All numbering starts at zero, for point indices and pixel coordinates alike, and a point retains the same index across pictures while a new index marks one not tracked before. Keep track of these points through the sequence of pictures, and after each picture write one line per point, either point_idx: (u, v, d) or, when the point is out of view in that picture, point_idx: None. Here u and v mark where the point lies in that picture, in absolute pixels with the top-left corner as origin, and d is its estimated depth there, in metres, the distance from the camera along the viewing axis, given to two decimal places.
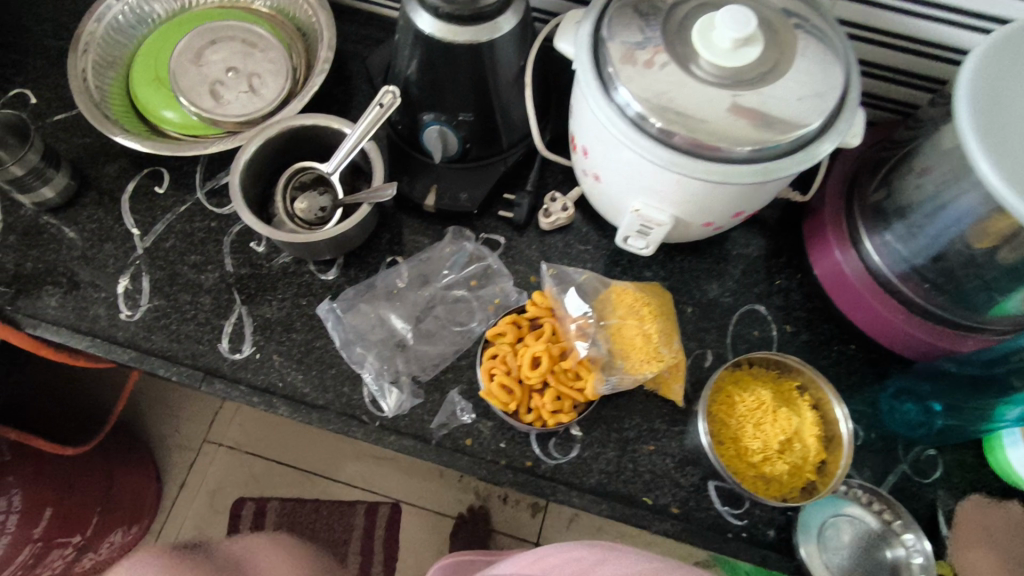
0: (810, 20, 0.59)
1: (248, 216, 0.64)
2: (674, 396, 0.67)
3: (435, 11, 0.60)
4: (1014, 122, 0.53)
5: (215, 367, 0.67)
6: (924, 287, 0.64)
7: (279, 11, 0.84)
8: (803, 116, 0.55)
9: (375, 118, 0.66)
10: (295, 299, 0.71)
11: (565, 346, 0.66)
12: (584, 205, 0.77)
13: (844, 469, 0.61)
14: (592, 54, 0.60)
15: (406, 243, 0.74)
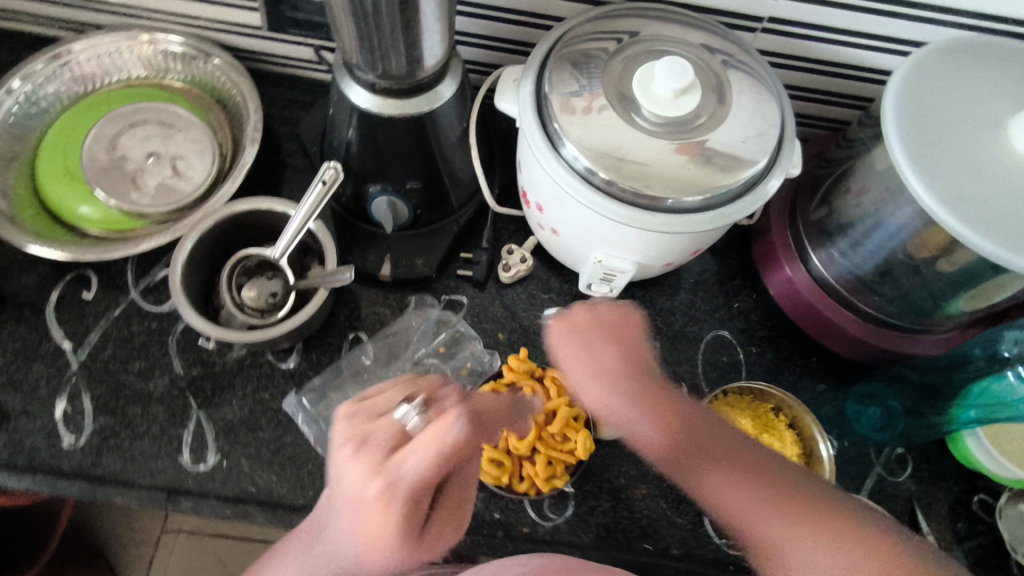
0: (739, 57, 0.61)
1: (198, 319, 0.60)
2: None
3: (371, 86, 0.58)
4: (941, 143, 0.56)
5: (179, 483, 0.63)
6: (870, 297, 0.68)
7: (194, 83, 0.79)
8: (749, 157, 0.57)
9: (319, 197, 0.63)
10: (257, 395, 0.67)
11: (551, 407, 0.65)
12: (541, 252, 0.76)
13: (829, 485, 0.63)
14: (536, 112, 0.59)
15: (366, 317, 0.71)
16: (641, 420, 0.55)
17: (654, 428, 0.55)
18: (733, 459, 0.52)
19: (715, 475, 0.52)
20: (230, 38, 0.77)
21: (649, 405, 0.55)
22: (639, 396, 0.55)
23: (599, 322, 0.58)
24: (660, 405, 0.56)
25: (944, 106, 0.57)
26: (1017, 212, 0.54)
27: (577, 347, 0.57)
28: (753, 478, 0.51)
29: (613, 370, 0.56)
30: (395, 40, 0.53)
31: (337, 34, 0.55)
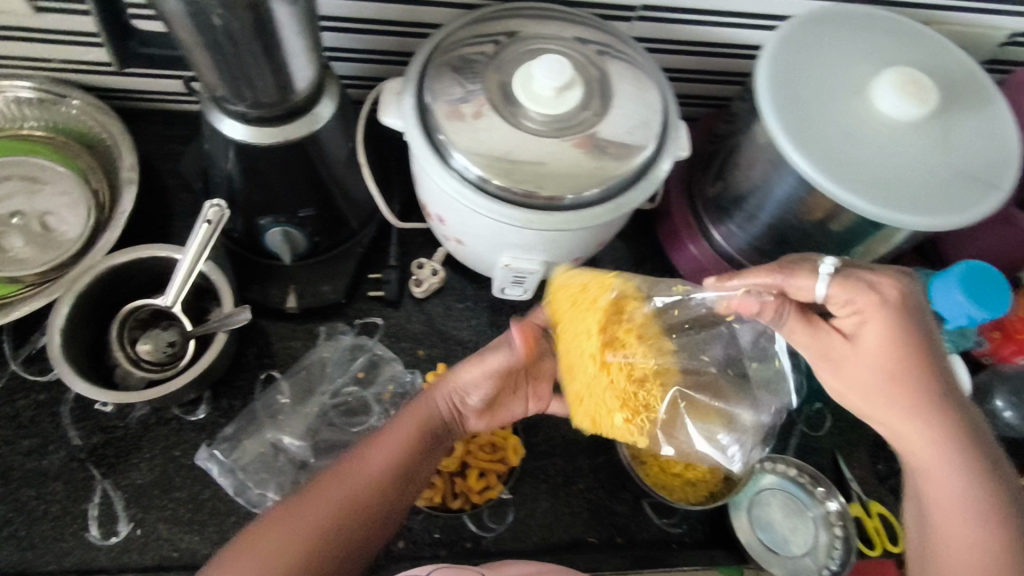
0: (615, 47, 0.61)
1: (84, 386, 0.56)
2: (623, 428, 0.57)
3: (243, 117, 0.55)
4: (813, 111, 0.58)
5: (90, 562, 0.58)
6: (770, 263, 0.71)
7: (56, 129, 0.71)
8: (638, 146, 0.57)
9: (205, 238, 0.60)
10: (166, 454, 0.63)
11: None
12: (453, 261, 0.75)
13: None
14: (421, 123, 0.58)
15: (277, 354, 0.68)
16: (852, 372, 0.49)
17: (851, 386, 0.49)
18: (920, 415, 0.48)
19: (890, 402, 0.48)
20: (89, 77, 0.71)
21: (889, 374, 0.48)
22: (889, 371, 0.48)
23: (890, 332, 0.47)
24: (906, 377, 0.48)
25: (813, 77, 0.59)
26: (889, 169, 0.57)
27: (885, 330, 0.47)
28: (925, 438, 0.48)
29: (876, 350, 0.48)
30: (258, 64, 0.50)
31: (195, 66, 0.51)
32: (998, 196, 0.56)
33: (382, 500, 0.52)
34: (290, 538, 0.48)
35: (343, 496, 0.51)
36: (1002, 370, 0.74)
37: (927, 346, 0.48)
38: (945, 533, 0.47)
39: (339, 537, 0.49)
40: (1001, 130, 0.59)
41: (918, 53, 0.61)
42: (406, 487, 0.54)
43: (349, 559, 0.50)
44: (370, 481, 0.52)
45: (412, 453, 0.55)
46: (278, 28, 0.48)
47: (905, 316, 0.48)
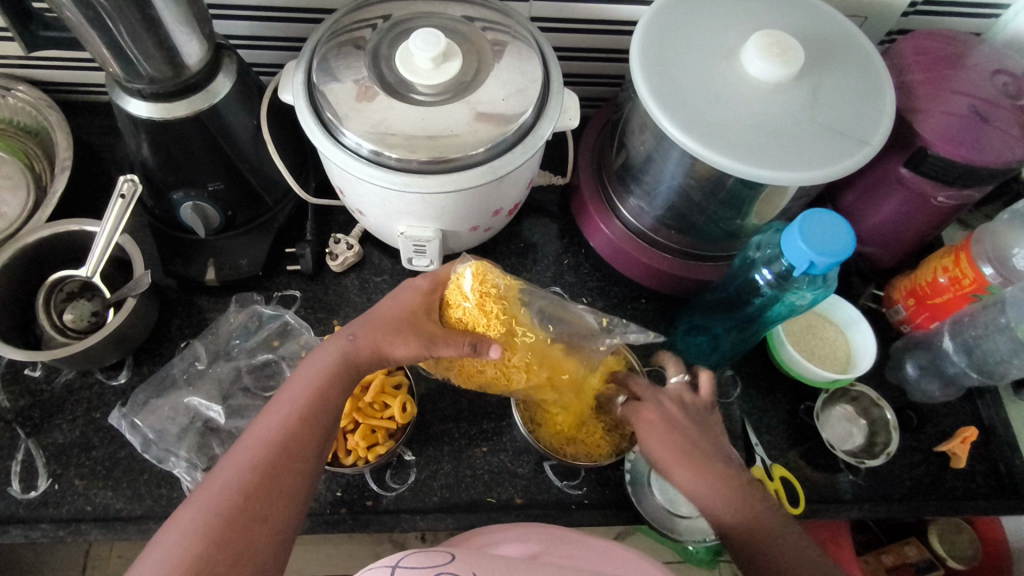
0: (499, 21, 0.64)
1: (1, 347, 0.60)
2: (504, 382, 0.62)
3: (140, 93, 0.58)
4: (683, 77, 0.60)
5: (8, 514, 0.62)
6: (671, 233, 0.72)
7: (3, 120, 0.78)
8: (515, 111, 0.60)
9: (119, 211, 0.63)
10: (87, 415, 0.67)
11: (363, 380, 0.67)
12: (372, 238, 0.78)
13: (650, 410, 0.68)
14: (310, 100, 0.60)
15: (199, 323, 0.72)
16: (657, 449, 0.58)
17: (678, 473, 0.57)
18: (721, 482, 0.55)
19: (677, 468, 0.57)
20: (34, 71, 0.78)
21: (667, 435, 0.58)
22: (685, 461, 0.56)
23: (655, 429, 0.59)
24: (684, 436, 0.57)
25: (687, 48, 0.61)
26: (766, 131, 0.58)
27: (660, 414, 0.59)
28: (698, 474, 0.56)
29: (664, 427, 0.59)
30: (142, 41, 0.53)
31: (88, 47, 0.54)
32: (867, 152, 0.57)
33: (310, 436, 0.53)
34: (223, 489, 0.48)
35: (267, 441, 0.51)
36: (916, 337, 0.74)
37: (700, 437, 0.58)
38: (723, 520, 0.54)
39: (275, 480, 0.50)
40: (873, 90, 0.60)
41: (793, 20, 0.63)
42: (332, 422, 0.55)
43: (290, 494, 0.50)
44: (293, 423, 0.52)
45: (332, 388, 0.55)
46: (153, 5, 0.51)
47: (692, 412, 0.60)
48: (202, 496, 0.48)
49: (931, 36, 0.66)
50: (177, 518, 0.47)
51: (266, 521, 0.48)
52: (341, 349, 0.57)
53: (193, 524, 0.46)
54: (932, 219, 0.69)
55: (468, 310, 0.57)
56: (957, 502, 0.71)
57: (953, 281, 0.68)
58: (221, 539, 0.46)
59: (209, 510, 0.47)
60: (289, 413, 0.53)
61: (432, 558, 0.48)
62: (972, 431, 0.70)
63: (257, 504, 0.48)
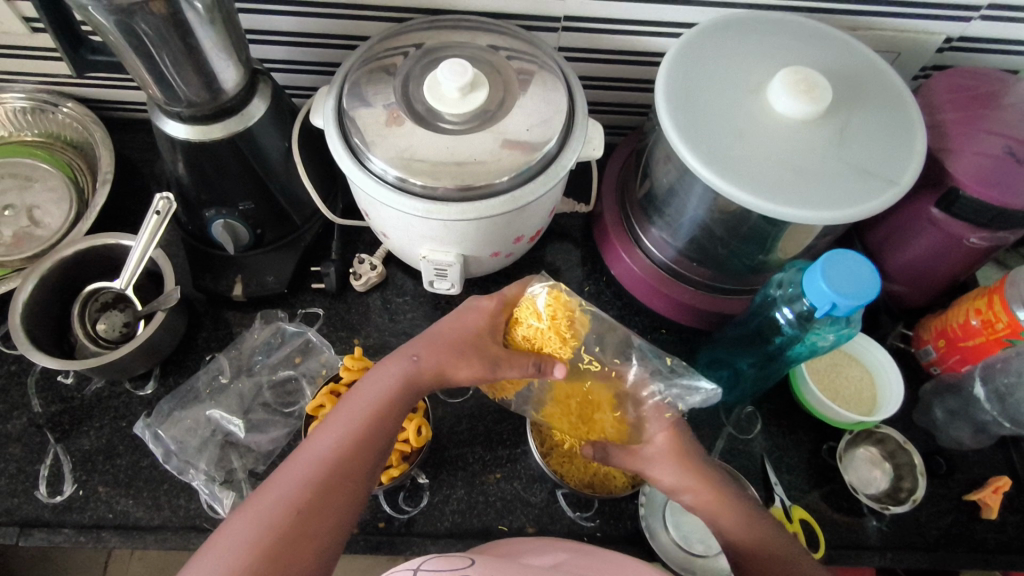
0: (525, 51, 0.65)
1: (36, 355, 0.62)
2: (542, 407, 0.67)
3: (179, 116, 0.60)
4: (705, 111, 0.60)
5: (34, 517, 0.64)
6: (694, 265, 0.72)
7: (50, 135, 0.82)
8: (538, 140, 0.60)
9: (155, 226, 0.66)
10: (114, 424, 0.69)
11: None
12: (395, 259, 0.80)
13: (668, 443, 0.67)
14: (340, 124, 0.62)
15: (224, 338, 0.74)
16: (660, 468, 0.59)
17: (671, 476, 0.58)
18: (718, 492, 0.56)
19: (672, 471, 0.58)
20: (82, 89, 0.81)
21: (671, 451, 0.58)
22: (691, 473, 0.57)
23: (671, 439, 0.59)
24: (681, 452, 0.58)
25: (714, 82, 0.61)
26: (794, 168, 0.57)
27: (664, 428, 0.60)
28: (699, 483, 0.56)
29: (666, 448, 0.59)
30: (182, 68, 0.55)
31: (132, 71, 0.56)
32: (896, 192, 0.56)
33: (366, 457, 0.53)
34: (279, 501, 0.48)
35: (323, 457, 0.51)
36: (946, 380, 0.72)
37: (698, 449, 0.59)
38: (732, 535, 0.54)
39: (330, 497, 0.50)
40: (904, 127, 0.59)
41: (821, 56, 0.62)
42: (389, 443, 0.55)
43: (342, 515, 0.50)
44: (352, 442, 0.52)
45: (393, 412, 0.55)
46: (194, 33, 0.53)
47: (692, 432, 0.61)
48: (257, 508, 0.48)
49: (967, 74, 0.65)
50: (231, 526, 0.47)
51: (315, 538, 0.48)
52: (404, 369, 0.57)
53: (247, 533, 0.46)
54: (964, 260, 0.67)
55: (538, 342, 0.62)
56: (987, 555, 0.68)
57: (985, 324, 0.65)
58: (275, 554, 0.46)
59: (266, 521, 0.47)
60: (351, 429, 0.53)
61: (452, 563, 0.48)
62: (1004, 481, 0.68)
63: (309, 520, 0.48)
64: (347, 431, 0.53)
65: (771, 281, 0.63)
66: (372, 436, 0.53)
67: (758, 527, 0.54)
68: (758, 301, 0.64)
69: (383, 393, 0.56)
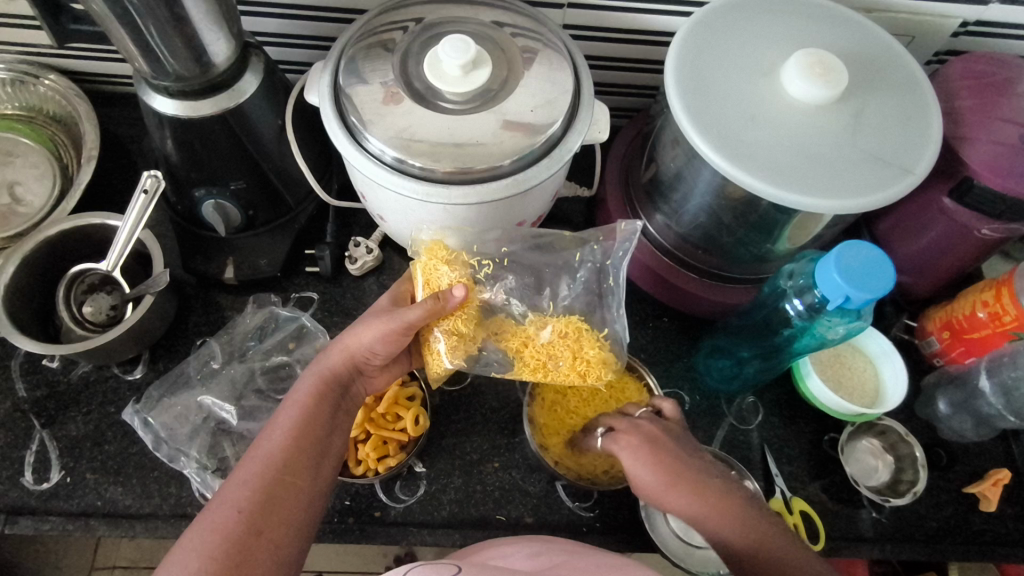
0: (531, 28, 0.63)
1: (19, 338, 0.59)
2: (541, 361, 0.62)
3: (167, 90, 0.57)
4: (716, 94, 0.57)
5: (19, 505, 0.62)
6: (699, 253, 0.70)
7: (32, 108, 0.79)
8: (543, 123, 0.58)
9: (142, 206, 0.63)
10: (102, 409, 0.67)
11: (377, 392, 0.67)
12: (392, 243, 0.77)
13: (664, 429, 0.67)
14: (335, 102, 0.59)
15: (215, 322, 0.72)
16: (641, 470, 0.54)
17: (656, 488, 0.54)
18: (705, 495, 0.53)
19: (649, 473, 0.54)
20: (65, 61, 0.78)
21: (651, 455, 0.55)
22: (675, 481, 0.53)
23: (653, 451, 0.55)
24: (662, 452, 0.55)
25: (722, 64, 0.59)
26: (802, 155, 0.55)
27: (636, 437, 0.57)
28: (674, 487, 0.53)
29: (653, 462, 0.54)
30: (170, 40, 0.52)
31: (116, 42, 0.53)
32: (911, 181, 0.55)
33: (306, 455, 0.53)
34: (223, 508, 0.49)
35: (262, 457, 0.52)
36: (949, 372, 0.71)
37: (681, 454, 0.55)
38: (728, 540, 0.51)
39: (273, 493, 0.50)
40: (918, 115, 0.58)
41: (836, 39, 0.60)
42: (325, 435, 0.55)
43: (291, 508, 0.50)
44: (284, 435, 0.53)
45: (321, 404, 0.56)
46: (183, 4, 0.50)
47: (671, 434, 0.57)
48: (207, 518, 0.48)
49: (984, 59, 0.63)
50: (183, 541, 0.47)
51: (263, 534, 0.48)
52: (322, 363, 0.58)
53: (196, 543, 0.47)
54: (974, 251, 0.66)
55: (424, 280, 0.61)
56: (985, 548, 0.68)
57: (992, 317, 0.64)
58: (223, 557, 0.46)
59: (219, 528, 0.47)
60: (284, 425, 0.54)
61: (438, 570, 0.46)
62: (1005, 474, 0.68)
63: (261, 521, 0.49)
64: (281, 428, 0.54)
65: (780, 272, 0.61)
66: (304, 428, 0.54)
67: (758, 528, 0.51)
68: (766, 292, 0.63)
69: (307, 388, 0.57)
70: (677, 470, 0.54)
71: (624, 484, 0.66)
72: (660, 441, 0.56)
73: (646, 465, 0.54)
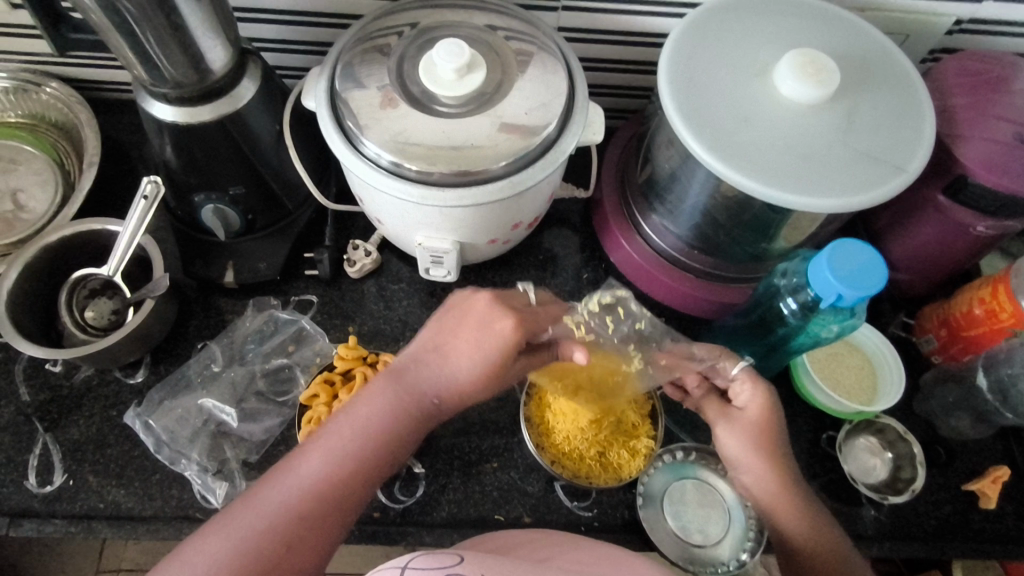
0: (525, 32, 0.63)
1: (21, 343, 0.60)
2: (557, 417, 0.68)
3: (165, 97, 0.58)
4: (712, 95, 0.58)
5: (23, 508, 0.63)
6: (696, 253, 0.70)
7: (33, 116, 0.80)
8: (537, 125, 0.59)
9: (143, 211, 0.64)
10: (104, 413, 0.68)
11: None
12: (390, 245, 0.78)
13: (662, 426, 0.68)
14: (332, 107, 0.60)
15: (216, 325, 0.73)
16: (733, 442, 0.58)
17: (738, 445, 0.57)
18: (777, 467, 0.56)
19: (739, 447, 0.57)
20: (66, 68, 0.79)
21: (753, 434, 0.57)
22: (764, 446, 0.56)
23: (764, 412, 0.57)
24: (765, 432, 0.57)
25: (717, 64, 0.59)
26: (797, 155, 0.56)
27: (757, 404, 0.57)
28: (761, 461, 0.56)
29: (754, 420, 0.57)
30: (169, 49, 0.53)
31: (115, 51, 0.54)
32: (904, 179, 0.55)
33: (356, 488, 0.50)
34: (262, 518, 0.47)
35: (317, 480, 0.49)
36: (947, 369, 0.71)
37: (780, 429, 0.58)
38: (793, 532, 0.54)
39: (315, 521, 0.48)
40: (911, 113, 0.58)
41: (829, 39, 0.61)
42: (380, 470, 0.52)
43: (326, 539, 0.49)
44: (346, 465, 0.50)
45: (392, 437, 0.53)
46: (180, 12, 0.51)
47: (775, 420, 0.57)
48: (242, 522, 0.47)
49: (977, 57, 0.63)
50: (211, 536, 0.47)
51: (296, 557, 0.47)
52: (412, 397, 0.54)
53: (227, 550, 0.46)
54: (970, 248, 0.66)
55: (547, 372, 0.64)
56: (984, 545, 0.68)
57: (989, 314, 0.65)
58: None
59: (231, 552, 0.46)
60: (348, 451, 0.51)
61: (442, 560, 0.47)
62: (1004, 471, 0.68)
63: (273, 564, 0.46)
64: (344, 455, 0.51)
65: (774, 270, 0.62)
66: (371, 463, 0.51)
67: (822, 532, 0.55)
68: (760, 292, 0.64)
69: (385, 415, 0.53)
70: (770, 452, 0.56)
71: (618, 483, 0.66)
72: (773, 421, 0.57)
73: (745, 438, 0.57)
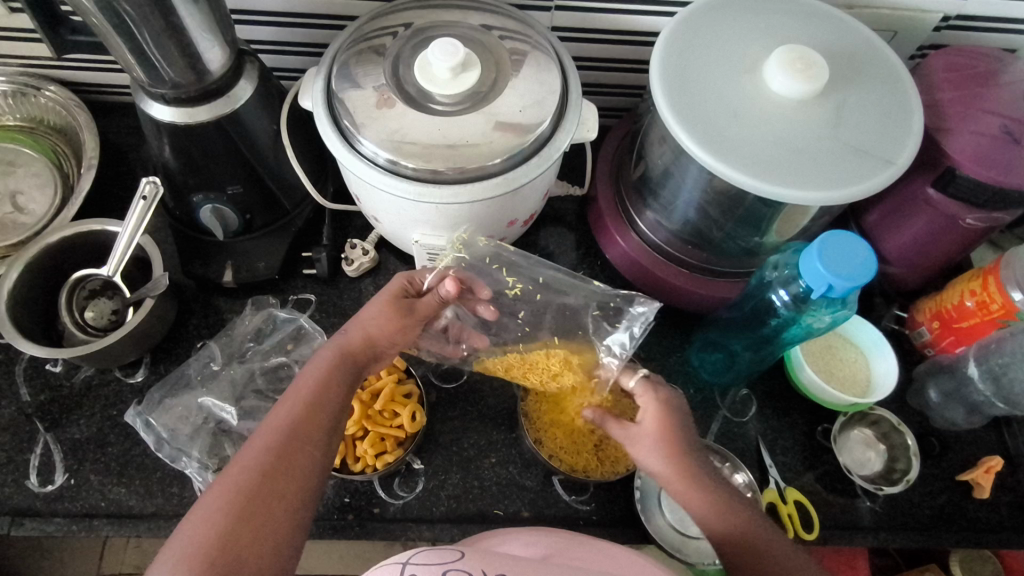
0: (519, 31, 0.64)
1: (22, 343, 0.61)
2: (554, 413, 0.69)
3: (163, 98, 0.59)
4: (703, 91, 0.59)
5: (24, 507, 0.63)
6: (690, 248, 0.71)
7: (31, 119, 0.80)
8: (531, 122, 0.59)
9: (141, 212, 0.64)
10: (105, 412, 0.68)
11: (371, 389, 0.68)
12: (388, 244, 0.79)
13: None
14: (329, 106, 0.60)
15: (215, 324, 0.73)
16: (647, 456, 0.56)
17: (650, 457, 0.56)
18: (685, 471, 0.54)
19: (654, 459, 0.56)
20: (64, 72, 0.79)
21: (659, 442, 0.56)
22: (672, 450, 0.55)
23: (663, 418, 0.57)
24: (667, 438, 0.56)
25: (708, 61, 0.60)
26: (787, 148, 0.57)
27: (654, 414, 0.57)
28: (674, 468, 0.54)
29: (653, 428, 0.57)
30: (167, 50, 0.53)
31: (114, 52, 0.55)
32: (893, 172, 0.56)
33: (317, 429, 0.54)
34: (242, 473, 0.50)
35: (279, 427, 0.53)
36: (940, 361, 0.72)
37: (686, 428, 0.58)
38: (719, 531, 0.52)
39: (289, 463, 0.51)
40: (899, 107, 0.59)
41: (817, 35, 0.62)
42: (335, 414, 0.56)
43: (304, 478, 0.52)
44: (301, 408, 0.55)
45: (336, 381, 0.57)
46: (177, 12, 0.51)
47: (677, 418, 0.58)
48: (227, 480, 0.50)
49: (964, 52, 0.64)
50: (200, 504, 0.49)
51: (282, 498, 0.50)
52: (342, 347, 0.59)
53: (216, 505, 0.48)
54: (960, 241, 0.67)
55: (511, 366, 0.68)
56: (979, 534, 0.68)
57: (980, 306, 0.65)
58: (246, 518, 0.48)
59: (216, 513, 0.47)
60: (301, 398, 0.55)
61: (443, 556, 0.47)
62: (997, 461, 0.68)
63: (256, 507, 0.49)
64: (298, 402, 0.55)
65: (766, 264, 0.63)
66: (325, 404, 0.56)
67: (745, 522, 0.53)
68: (753, 285, 0.65)
69: (323, 366, 0.58)
70: (677, 457, 0.55)
71: (616, 476, 0.66)
72: (679, 424, 0.57)
73: (653, 448, 0.56)
